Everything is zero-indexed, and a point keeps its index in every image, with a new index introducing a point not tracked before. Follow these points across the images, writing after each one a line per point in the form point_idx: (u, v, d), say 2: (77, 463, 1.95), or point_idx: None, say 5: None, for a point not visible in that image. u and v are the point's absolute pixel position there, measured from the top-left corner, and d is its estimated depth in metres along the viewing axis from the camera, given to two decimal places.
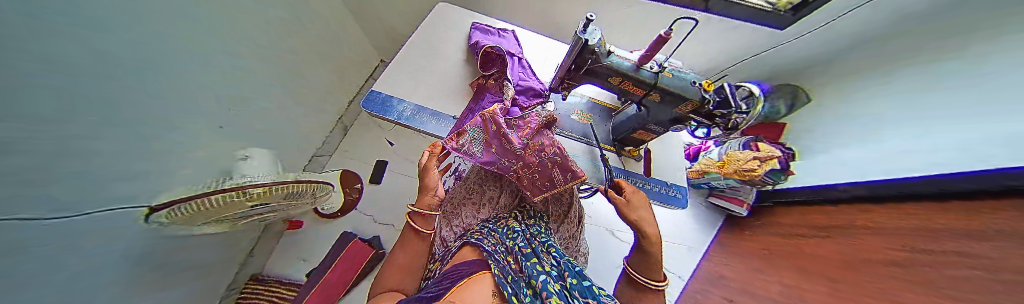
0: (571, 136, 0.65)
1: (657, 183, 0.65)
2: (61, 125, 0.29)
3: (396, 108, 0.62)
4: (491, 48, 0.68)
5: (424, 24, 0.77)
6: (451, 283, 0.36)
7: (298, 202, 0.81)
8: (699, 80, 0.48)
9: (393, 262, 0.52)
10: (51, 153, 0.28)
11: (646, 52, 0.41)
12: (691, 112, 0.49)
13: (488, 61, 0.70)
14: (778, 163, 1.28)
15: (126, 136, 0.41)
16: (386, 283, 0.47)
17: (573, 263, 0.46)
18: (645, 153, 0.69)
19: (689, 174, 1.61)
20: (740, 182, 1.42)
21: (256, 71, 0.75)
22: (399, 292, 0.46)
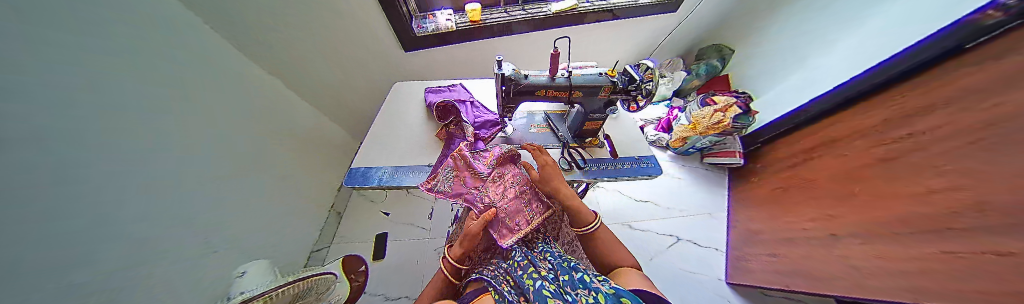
0: (537, 145, 0.71)
1: (626, 161, 0.69)
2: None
3: (376, 175, 0.67)
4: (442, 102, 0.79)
5: (387, 101, 0.90)
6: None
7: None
8: (603, 70, 0.55)
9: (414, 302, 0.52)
10: None
11: (552, 63, 0.47)
12: (614, 93, 0.55)
13: (445, 112, 0.80)
14: (738, 107, 1.36)
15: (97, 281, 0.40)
16: None
17: (568, 262, 0.48)
18: (606, 139, 0.75)
19: (673, 144, 1.68)
20: (718, 135, 1.50)
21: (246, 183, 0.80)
22: None
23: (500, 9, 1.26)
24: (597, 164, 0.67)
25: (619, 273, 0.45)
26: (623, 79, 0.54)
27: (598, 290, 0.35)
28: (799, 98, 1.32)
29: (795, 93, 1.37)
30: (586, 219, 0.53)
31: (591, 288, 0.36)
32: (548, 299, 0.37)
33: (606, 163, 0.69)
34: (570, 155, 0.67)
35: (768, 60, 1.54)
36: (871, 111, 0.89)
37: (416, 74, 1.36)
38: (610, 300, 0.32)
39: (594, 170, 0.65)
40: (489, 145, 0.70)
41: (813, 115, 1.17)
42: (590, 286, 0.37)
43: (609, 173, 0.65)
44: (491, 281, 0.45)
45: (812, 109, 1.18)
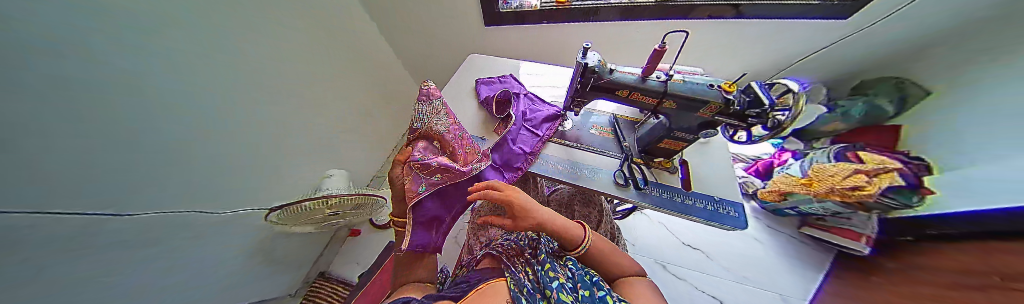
0: (594, 149, 0.64)
1: (700, 198, 0.57)
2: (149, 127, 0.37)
3: None
4: (498, 96, 0.74)
5: (462, 67, 0.94)
6: (470, 288, 0.41)
7: (358, 213, 0.97)
8: (717, 82, 0.43)
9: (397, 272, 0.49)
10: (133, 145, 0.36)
11: (650, 62, 0.40)
12: (719, 114, 0.43)
13: (501, 105, 0.75)
14: (901, 178, 0.94)
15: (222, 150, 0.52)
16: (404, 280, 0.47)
17: (592, 277, 0.44)
18: (683, 166, 0.63)
19: (763, 196, 1.30)
20: (845, 206, 1.08)
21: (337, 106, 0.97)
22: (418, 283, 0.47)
23: None
24: (663, 192, 0.57)
25: (624, 283, 0.47)
26: (743, 99, 0.41)
27: None
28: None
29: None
30: (574, 242, 0.50)
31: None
32: None
33: (675, 193, 0.58)
34: (631, 171, 0.58)
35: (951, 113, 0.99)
36: None
37: (491, 50, 1.38)
38: None
39: (657, 197, 0.56)
40: (547, 144, 0.65)
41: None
42: None
43: (676, 206, 0.55)
44: (511, 269, 0.46)
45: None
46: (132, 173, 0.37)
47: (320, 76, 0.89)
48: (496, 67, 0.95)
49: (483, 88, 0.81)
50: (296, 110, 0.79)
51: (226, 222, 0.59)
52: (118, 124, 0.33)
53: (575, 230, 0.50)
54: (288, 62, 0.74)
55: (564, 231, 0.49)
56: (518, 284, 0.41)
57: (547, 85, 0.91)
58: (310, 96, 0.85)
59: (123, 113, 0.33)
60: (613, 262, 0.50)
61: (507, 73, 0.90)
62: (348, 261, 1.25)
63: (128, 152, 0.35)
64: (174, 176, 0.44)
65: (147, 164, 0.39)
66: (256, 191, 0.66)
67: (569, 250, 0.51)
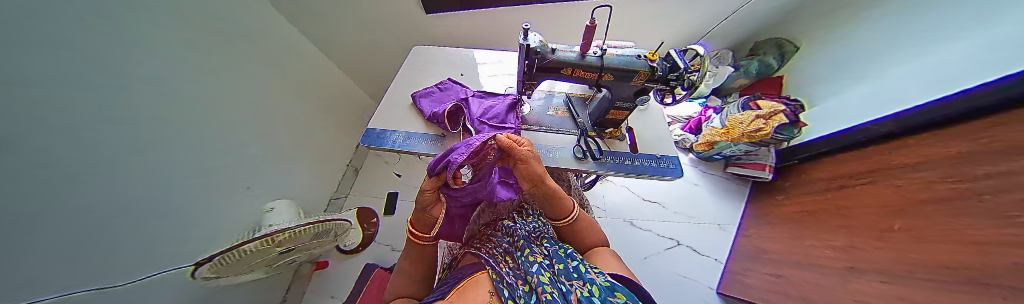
0: (553, 130, 0.67)
1: (645, 158, 0.65)
2: (57, 187, 0.31)
3: (390, 138, 0.65)
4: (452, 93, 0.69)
5: (406, 63, 0.86)
6: (450, 288, 0.41)
7: (321, 241, 0.88)
8: (643, 53, 0.48)
9: (401, 269, 0.51)
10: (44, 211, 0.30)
11: (586, 39, 0.42)
12: (648, 81, 0.48)
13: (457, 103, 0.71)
14: (785, 117, 1.21)
15: (131, 200, 0.43)
16: (396, 290, 0.48)
17: (566, 249, 0.45)
18: (628, 133, 0.70)
19: (697, 148, 1.56)
20: (753, 145, 1.35)
21: (263, 126, 0.82)
22: (407, 297, 0.47)
23: None
24: (615, 159, 0.63)
25: (592, 253, 0.49)
26: (665, 65, 0.47)
27: (593, 282, 0.34)
28: (863, 109, 1.06)
29: (859, 102, 1.10)
30: (562, 214, 0.52)
31: (586, 279, 0.35)
32: (542, 286, 0.36)
33: (625, 158, 0.65)
34: (587, 144, 0.63)
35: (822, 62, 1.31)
36: (918, 147, 0.78)
37: (440, 42, 1.30)
38: (605, 294, 0.32)
39: (611, 164, 0.62)
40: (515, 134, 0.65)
41: (877, 136, 0.96)
42: (585, 278, 0.35)
43: (628, 169, 0.62)
44: (490, 260, 0.46)
45: (881, 126, 0.95)
46: (51, 248, 0.31)
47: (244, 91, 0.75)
48: (443, 59, 0.89)
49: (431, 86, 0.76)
50: (223, 136, 0.66)
51: (151, 285, 0.48)
52: (26, 198, 0.27)
53: (566, 202, 0.52)
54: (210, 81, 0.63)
55: (557, 203, 0.51)
56: (496, 275, 0.41)
57: (500, 73, 0.90)
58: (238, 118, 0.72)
59: (38, 178, 0.28)
60: (589, 236, 0.53)
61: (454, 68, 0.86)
62: (322, 296, 1.16)
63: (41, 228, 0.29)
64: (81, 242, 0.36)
65: (55, 235, 0.31)
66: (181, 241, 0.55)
67: (555, 220, 0.53)
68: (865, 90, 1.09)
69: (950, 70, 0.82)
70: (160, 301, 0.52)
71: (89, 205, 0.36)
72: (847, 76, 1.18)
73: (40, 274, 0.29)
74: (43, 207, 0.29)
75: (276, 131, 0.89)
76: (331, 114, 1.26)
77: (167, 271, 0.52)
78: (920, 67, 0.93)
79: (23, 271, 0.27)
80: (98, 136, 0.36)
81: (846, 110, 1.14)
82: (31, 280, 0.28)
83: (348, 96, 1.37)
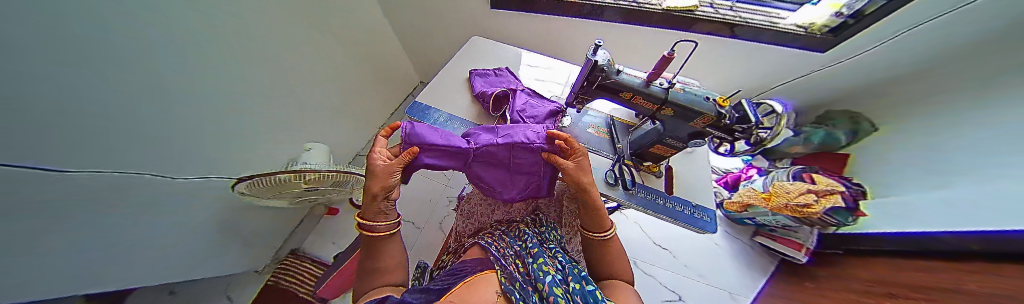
0: (589, 148, 0.66)
1: (678, 202, 0.61)
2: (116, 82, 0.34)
3: (433, 115, 0.68)
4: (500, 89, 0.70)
5: (461, 50, 0.89)
6: (459, 279, 0.42)
7: (338, 190, 0.94)
8: (713, 96, 0.45)
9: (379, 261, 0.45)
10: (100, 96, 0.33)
11: (656, 68, 0.41)
12: (710, 126, 0.46)
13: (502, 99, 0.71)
14: (842, 200, 1.08)
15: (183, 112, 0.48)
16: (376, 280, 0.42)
17: (579, 269, 0.45)
18: (666, 171, 0.67)
19: (728, 206, 1.43)
20: (795, 220, 1.22)
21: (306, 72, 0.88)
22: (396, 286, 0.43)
23: None
24: (646, 194, 0.60)
25: (609, 285, 0.47)
26: (733, 115, 0.44)
27: None
28: (990, 216, 0.72)
29: (995, 205, 0.74)
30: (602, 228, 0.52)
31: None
32: None
33: (657, 195, 0.62)
34: (621, 172, 0.61)
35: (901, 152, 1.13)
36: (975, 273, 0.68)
37: (495, 35, 1.31)
38: None
39: (641, 199, 0.59)
40: None
41: (942, 251, 0.82)
42: None
43: (658, 208, 0.59)
44: (500, 260, 0.46)
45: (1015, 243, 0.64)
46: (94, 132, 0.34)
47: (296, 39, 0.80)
48: (496, 53, 0.91)
49: (480, 77, 0.78)
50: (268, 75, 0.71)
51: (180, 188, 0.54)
52: (86, 80, 0.30)
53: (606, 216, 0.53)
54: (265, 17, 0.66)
55: (598, 214, 0.52)
56: (507, 279, 0.41)
57: (545, 80, 0.89)
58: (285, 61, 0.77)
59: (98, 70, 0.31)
60: (616, 268, 0.50)
61: (504, 65, 0.87)
62: (325, 241, 1.23)
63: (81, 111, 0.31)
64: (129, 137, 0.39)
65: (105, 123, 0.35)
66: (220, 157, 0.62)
67: (595, 233, 0.52)
68: (1006, 190, 0.73)
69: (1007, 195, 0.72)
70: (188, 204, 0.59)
71: (145, 106, 0.41)
72: (931, 175, 0.98)
73: (73, 148, 0.32)
74: (99, 96, 0.32)
75: (317, 82, 0.95)
76: (376, 80, 1.34)
77: (207, 177, 0.60)
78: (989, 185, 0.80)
79: (57, 142, 0.29)
80: (161, 46, 0.40)
81: (906, 213, 0.99)
82: (67, 153, 0.31)
83: (395, 67, 1.45)
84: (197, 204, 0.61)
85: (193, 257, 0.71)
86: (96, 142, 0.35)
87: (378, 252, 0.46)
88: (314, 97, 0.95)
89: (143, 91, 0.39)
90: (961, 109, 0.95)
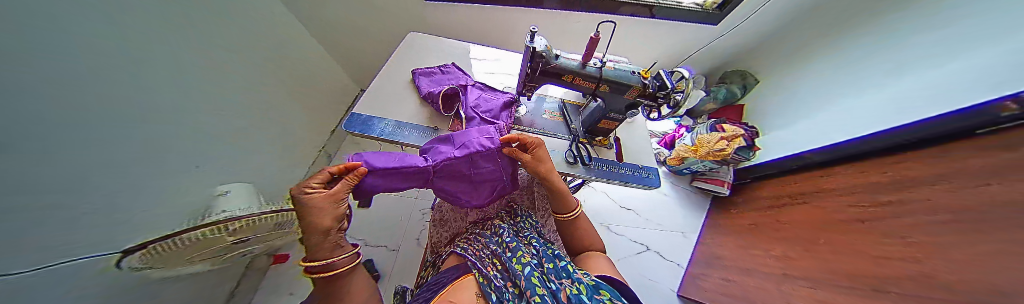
0: (546, 132, 0.69)
1: (628, 167, 0.69)
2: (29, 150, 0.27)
3: (378, 125, 0.62)
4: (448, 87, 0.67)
5: (397, 50, 0.82)
6: (436, 292, 0.40)
7: (284, 231, 0.80)
8: (637, 69, 0.52)
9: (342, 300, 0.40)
10: (17, 171, 0.26)
11: (587, 50, 0.44)
12: (640, 96, 0.52)
13: (452, 97, 0.68)
14: (744, 140, 1.36)
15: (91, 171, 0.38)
16: None
17: (553, 250, 0.48)
18: (615, 142, 0.74)
19: (671, 162, 1.70)
20: (717, 163, 1.50)
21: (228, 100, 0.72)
22: None
23: None
24: (602, 166, 0.67)
25: (585, 259, 0.51)
26: (655, 84, 0.52)
27: (581, 281, 0.36)
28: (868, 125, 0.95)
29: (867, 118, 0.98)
30: (566, 207, 0.56)
31: (574, 279, 0.37)
32: (533, 287, 0.36)
33: (611, 165, 0.69)
34: (578, 150, 0.66)
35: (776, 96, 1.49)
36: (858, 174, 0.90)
37: (435, 31, 1.25)
38: (593, 294, 0.34)
39: (598, 171, 0.65)
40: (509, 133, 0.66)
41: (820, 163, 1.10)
42: (575, 278, 0.37)
43: (612, 176, 0.65)
44: (477, 263, 0.46)
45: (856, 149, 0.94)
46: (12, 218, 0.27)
47: (213, 61, 0.66)
48: (438, 50, 0.87)
49: (424, 77, 0.73)
50: (194, 109, 0.60)
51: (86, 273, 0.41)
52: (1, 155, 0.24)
53: (570, 197, 0.57)
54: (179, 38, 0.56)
55: (562, 196, 0.55)
56: (485, 279, 0.42)
57: (495, 72, 0.89)
58: (211, 89, 0.65)
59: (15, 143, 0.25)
60: (585, 240, 0.55)
61: (449, 61, 0.84)
62: (279, 293, 1.07)
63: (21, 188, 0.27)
64: (39, 219, 0.31)
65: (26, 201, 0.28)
66: (136, 222, 0.48)
67: (560, 214, 0.56)
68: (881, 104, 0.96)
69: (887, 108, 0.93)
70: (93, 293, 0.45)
71: (57, 174, 0.32)
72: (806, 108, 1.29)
73: None
74: (14, 168, 0.26)
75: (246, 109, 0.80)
76: (305, 94, 1.16)
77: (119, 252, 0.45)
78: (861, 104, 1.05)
79: None
80: (68, 97, 0.32)
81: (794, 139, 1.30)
82: None
83: (325, 78, 1.28)
84: (109, 287, 0.47)
85: None
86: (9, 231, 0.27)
87: (345, 294, 0.39)
88: (243, 127, 0.79)
89: (49, 155, 0.31)
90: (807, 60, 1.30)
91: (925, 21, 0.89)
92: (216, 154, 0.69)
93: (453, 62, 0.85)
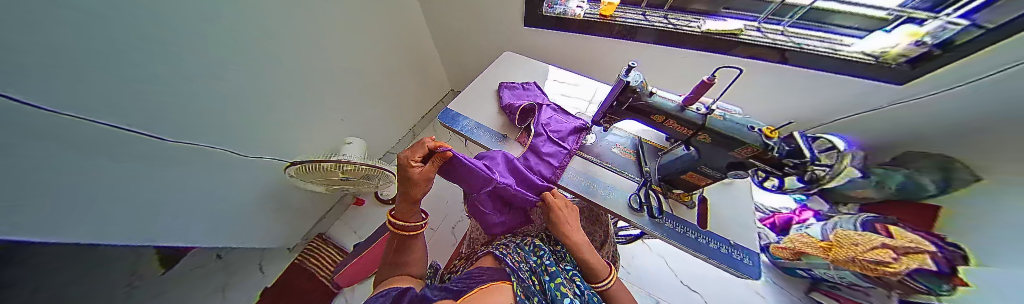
0: (613, 168, 0.64)
1: (714, 238, 0.55)
2: (149, 51, 0.38)
3: (461, 122, 0.72)
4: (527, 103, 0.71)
5: (494, 64, 0.95)
6: (475, 284, 0.41)
7: (366, 183, 1.01)
8: (758, 124, 0.42)
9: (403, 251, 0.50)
10: (134, 63, 0.36)
11: (693, 93, 0.39)
12: (753, 158, 0.42)
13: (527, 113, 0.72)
14: (934, 264, 0.85)
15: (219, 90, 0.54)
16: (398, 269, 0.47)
17: (597, 301, 0.42)
18: (700, 201, 0.61)
19: (776, 252, 1.25)
20: (866, 280, 1.00)
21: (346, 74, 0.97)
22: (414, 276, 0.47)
23: (638, 11, 1.05)
24: (677, 226, 0.56)
25: None
26: (784, 148, 0.39)
27: None
28: None
29: None
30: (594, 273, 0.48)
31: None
32: None
33: (688, 228, 0.57)
34: (648, 197, 0.57)
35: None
36: None
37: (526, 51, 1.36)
38: None
39: (670, 230, 0.55)
40: (574, 160, 0.64)
41: None
42: None
43: (688, 242, 0.53)
44: (516, 273, 0.46)
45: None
46: (121, 95, 0.37)
47: (343, 44, 0.91)
48: (525, 68, 0.95)
49: (508, 89, 0.81)
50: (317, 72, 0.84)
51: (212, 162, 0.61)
52: (121, 48, 0.34)
53: (597, 263, 0.49)
54: (326, 22, 0.80)
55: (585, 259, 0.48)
56: (524, 296, 0.40)
57: (572, 96, 0.90)
58: (336, 62, 0.90)
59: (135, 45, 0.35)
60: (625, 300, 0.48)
61: (531, 80, 0.90)
62: (346, 229, 1.33)
63: (155, 80, 0.40)
64: (163, 107, 0.44)
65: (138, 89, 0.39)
66: (251, 139, 0.68)
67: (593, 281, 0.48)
68: None
69: None
70: (221, 177, 0.66)
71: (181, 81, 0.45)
72: None
73: (100, 104, 0.34)
74: (134, 60, 0.36)
75: (361, 85, 1.08)
76: (413, 84, 1.47)
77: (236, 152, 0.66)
78: None
79: (80, 96, 0.31)
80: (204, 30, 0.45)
81: None
82: (92, 112, 0.34)
83: (432, 77, 1.61)
84: (228, 178, 0.68)
85: (227, 229, 0.78)
86: (128, 106, 0.38)
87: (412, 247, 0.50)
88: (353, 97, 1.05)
89: (178, 64, 0.43)
90: None
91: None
92: (322, 107, 0.92)
93: (535, 81, 0.90)
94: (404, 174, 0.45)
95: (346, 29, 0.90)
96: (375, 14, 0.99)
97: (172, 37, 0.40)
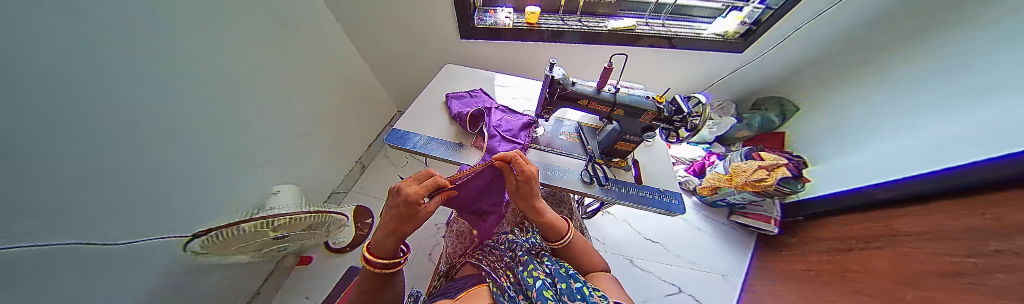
0: (563, 152, 0.72)
1: (650, 190, 0.68)
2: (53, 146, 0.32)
3: (413, 139, 0.71)
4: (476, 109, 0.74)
5: (437, 78, 0.95)
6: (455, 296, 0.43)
7: (316, 232, 0.88)
8: (651, 95, 0.55)
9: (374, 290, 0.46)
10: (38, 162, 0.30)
11: (602, 78, 0.49)
12: (655, 120, 0.55)
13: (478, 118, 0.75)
14: (788, 171, 1.21)
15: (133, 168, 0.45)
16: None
17: (566, 269, 0.47)
18: (634, 165, 0.74)
19: (701, 191, 1.57)
20: (757, 195, 1.35)
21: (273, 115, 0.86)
22: None
23: (558, 17, 1.22)
24: (620, 188, 0.66)
25: (591, 277, 0.51)
26: (671, 108, 0.54)
27: None
28: (945, 152, 0.79)
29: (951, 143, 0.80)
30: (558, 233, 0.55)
31: (589, 302, 0.36)
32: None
33: (629, 188, 0.68)
34: (594, 170, 0.67)
35: (826, 122, 1.31)
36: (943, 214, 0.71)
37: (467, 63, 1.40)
38: None
39: (615, 192, 0.65)
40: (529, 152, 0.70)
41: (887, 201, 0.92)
42: (588, 300, 0.36)
43: (631, 198, 0.64)
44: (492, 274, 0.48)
45: (929, 185, 0.76)
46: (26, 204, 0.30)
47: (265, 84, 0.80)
48: (469, 78, 0.99)
49: (456, 100, 0.83)
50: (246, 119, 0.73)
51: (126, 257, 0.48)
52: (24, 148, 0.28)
53: (560, 223, 0.56)
54: (242, 63, 0.71)
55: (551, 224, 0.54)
56: (500, 291, 0.43)
57: (518, 97, 0.98)
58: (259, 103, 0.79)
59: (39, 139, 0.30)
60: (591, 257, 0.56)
61: (477, 87, 0.94)
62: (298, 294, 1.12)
63: (63, 168, 0.34)
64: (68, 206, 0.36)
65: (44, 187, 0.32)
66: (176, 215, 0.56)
67: (553, 241, 0.55)
68: (966, 127, 0.78)
69: (961, 131, 0.78)
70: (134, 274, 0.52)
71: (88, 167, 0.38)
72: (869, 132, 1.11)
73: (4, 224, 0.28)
74: (36, 160, 0.30)
75: (291, 124, 0.95)
76: (352, 114, 1.35)
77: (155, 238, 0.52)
78: (940, 126, 0.86)
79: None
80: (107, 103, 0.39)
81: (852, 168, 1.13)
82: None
83: (372, 103, 1.50)
84: (147, 272, 0.54)
85: None
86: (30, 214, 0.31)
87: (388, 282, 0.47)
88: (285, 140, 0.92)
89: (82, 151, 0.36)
90: (863, 81, 1.14)
91: (995, 33, 0.77)
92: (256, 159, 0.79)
93: (481, 88, 0.95)
94: (409, 213, 0.41)
95: (266, 67, 0.80)
96: (295, 43, 0.90)
97: (69, 118, 0.34)
